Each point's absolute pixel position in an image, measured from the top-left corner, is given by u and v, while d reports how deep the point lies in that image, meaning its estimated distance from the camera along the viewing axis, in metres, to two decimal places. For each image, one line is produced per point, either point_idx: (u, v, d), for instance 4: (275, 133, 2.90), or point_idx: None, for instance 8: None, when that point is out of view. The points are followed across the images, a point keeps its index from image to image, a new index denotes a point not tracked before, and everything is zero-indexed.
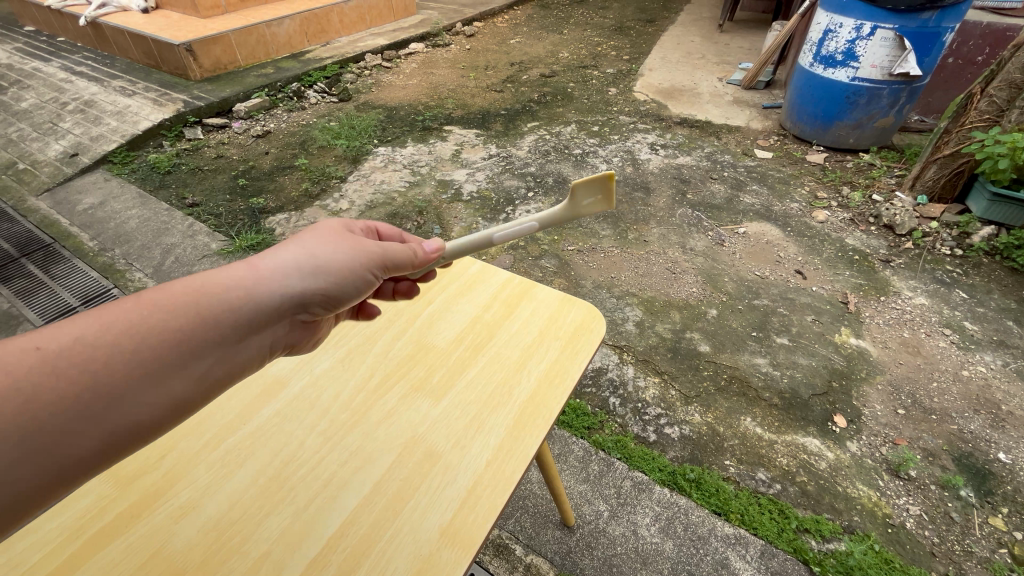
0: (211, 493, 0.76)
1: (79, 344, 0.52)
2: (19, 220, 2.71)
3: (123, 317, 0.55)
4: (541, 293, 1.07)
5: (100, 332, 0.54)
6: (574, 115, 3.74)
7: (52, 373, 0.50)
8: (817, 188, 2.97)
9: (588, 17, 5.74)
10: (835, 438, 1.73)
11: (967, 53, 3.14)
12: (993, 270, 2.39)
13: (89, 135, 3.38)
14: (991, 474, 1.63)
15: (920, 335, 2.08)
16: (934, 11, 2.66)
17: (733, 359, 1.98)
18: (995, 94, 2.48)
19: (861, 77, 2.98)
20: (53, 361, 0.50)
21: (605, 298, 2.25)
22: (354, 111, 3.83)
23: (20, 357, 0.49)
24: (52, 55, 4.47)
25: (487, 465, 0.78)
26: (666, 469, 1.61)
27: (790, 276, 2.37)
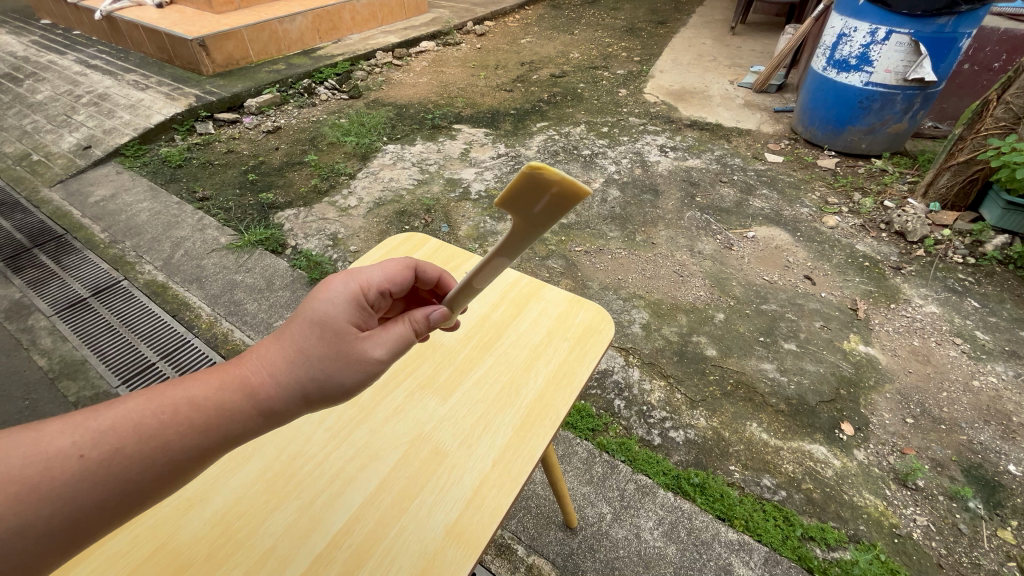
0: (219, 486, 0.76)
1: (110, 448, 0.52)
2: (32, 211, 2.74)
3: (143, 417, 0.55)
4: (548, 293, 1.06)
5: (122, 434, 0.53)
6: (584, 116, 3.73)
7: (77, 482, 0.50)
8: (827, 193, 2.94)
9: (599, 18, 5.73)
10: (841, 446, 1.71)
11: (983, 59, 3.10)
12: (1005, 279, 2.36)
13: (102, 128, 3.40)
14: (1001, 486, 1.61)
15: (931, 343, 2.05)
16: (952, 16, 2.62)
17: (740, 364, 1.97)
18: (1012, 101, 2.43)
19: (874, 82, 2.95)
20: (80, 473, 0.51)
21: (612, 300, 2.24)
22: (364, 108, 3.84)
23: (59, 465, 0.50)
24: (67, 49, 4.51)
25: (494, 464, 0.78)
26: (670, 474, 1.61)
27: (799, 281, 2.35)
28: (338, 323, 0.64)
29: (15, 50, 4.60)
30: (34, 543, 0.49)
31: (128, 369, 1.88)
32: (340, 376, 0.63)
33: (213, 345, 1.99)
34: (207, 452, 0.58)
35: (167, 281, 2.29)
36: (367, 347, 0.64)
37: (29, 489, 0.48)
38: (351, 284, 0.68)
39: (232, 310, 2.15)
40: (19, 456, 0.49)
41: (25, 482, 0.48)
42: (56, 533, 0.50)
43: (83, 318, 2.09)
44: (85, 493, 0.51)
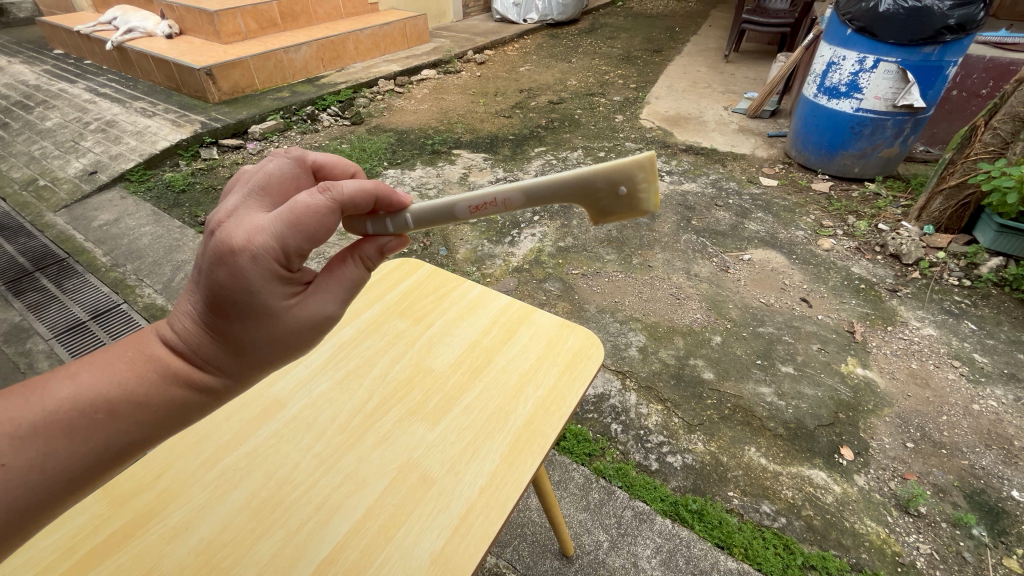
0: (204, 515, 0.76)
1: (38, 452, 0.54)
2: (36, 236, 2.78)
3: (77, 411, 0.57)
4: (539, 318, 1.07)
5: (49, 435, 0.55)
6: (581, 141, 3.80)
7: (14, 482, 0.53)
8: (822, 216, 2.97)
9: (596, 47, 5.89)
10: (841, 470, 1.69)
11: (971, 86, 3.18)
12: (1002, 301, 2.36)
13: (109, 154, 3.47)
14: (1005, 513, 1.58)
15: (929, 366, 2.05)
16: (937, 45, 2.70)
17: (738, 388, 1.96)
18: (999, 127, 2.49)
19: (865, 108, 3.01)
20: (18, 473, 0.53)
21: (609, 323, 2.24)
22: (365, 134, 3.93)
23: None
24: (78, 78, 4.64)
25: (480, 491, 0.77)
26: (667, 499, 1.59)
27: (796, 303, 2.36)
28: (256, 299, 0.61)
29: (28, 78, 4.72)
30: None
31: None
32: (268, 346, 0.65)
33: None
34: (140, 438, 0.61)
35: (166, 304, 2.31)
36: (299, 314, 0.66)
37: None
38: (262, 249, 0.59)
39: None
40: None
41: None
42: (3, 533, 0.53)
43: (81, 341, 2.10)
44: (30, 489, 0.54)
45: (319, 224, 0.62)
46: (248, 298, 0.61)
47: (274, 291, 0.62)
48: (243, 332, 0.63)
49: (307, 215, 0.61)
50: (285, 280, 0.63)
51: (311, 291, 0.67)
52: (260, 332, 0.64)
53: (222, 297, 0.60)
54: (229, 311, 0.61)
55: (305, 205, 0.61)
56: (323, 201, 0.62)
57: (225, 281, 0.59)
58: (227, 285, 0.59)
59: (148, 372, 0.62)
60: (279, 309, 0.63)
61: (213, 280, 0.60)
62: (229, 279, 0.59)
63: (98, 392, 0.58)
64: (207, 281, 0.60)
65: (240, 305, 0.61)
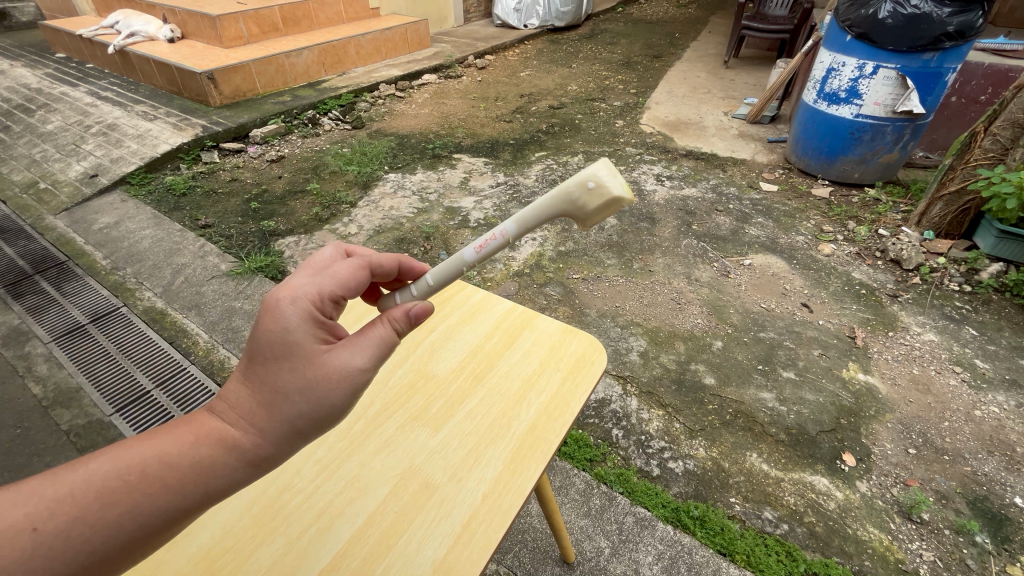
0: (205, 521, 0.76)
1: (70, 517, 0.50)
2: (36, 238, 2.78)
3: (106, 478, 0.52)
4: (542, 323, 1.06)
5: (84, 500, 0.51)
6: (582, 146, 3.81)
7: (32, 558, 0.47)
8: (822, 222, 2.98)
9: (596, 52, 5.91)
10: (844, 477, 1.68)
11: (970, 92, 3.19)
12: (1003, 307, 2.36)
13: (110, 157, 3.47)
14: (1008, 520, 1.58)
15: (930, 372, 2.04)
16: (936, 52, 2.71)
17: (739, 393, 1.95)
18: (999, 133, 2.49)
19: (864, 114, 3.02)
20: (39, 549, 0.48)
21: (610, 327, 2.24)
22: (366, 138, 3.93)
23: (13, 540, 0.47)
24: (80, 81, 4.65)
25: (483, 498, 0.77)
26: (669, 505, 1.58)
27: (797, 308, 2.36)
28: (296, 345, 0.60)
29: (30, 81, 4.73)
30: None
31: (122, 397, 1.88)
32: (313, 402, 0.59)
33: (210, 373, 1.99)
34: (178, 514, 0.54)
35: (166, 308, 2.30)
36: (336, 365, 0.60)
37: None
38: (303, 298, 0.62)
39: (230, 337, 2.16)
40: None
41: None
42: None
43: (80, 345, 2.09)
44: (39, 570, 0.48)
45: (356, 285, 0.68)
46: (281, 347, 0.59)
47: (305, 336, 0.60)
48: (284, 383, 0.59)
49: (344, 271, 0.67)
50: (321, 331, 0.63)
51: (352, 342, 0.62)
52: (297, 390, 0.59)
53: (266, 349, 0.60)
54: (267, 364, 0.59)
55: (347, 271, 0.68)
56: (361, 270, 0.70)
57: (268, 335, 0.60)
58: (268, 337, 0.60)
59: (186, 439, 0.56)
60: (318, 357, 0.60)
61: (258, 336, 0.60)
62: (273, 331, 0.60)
63: (128, 460, 0.53)
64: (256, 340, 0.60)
65: (275, 356, 0.59)
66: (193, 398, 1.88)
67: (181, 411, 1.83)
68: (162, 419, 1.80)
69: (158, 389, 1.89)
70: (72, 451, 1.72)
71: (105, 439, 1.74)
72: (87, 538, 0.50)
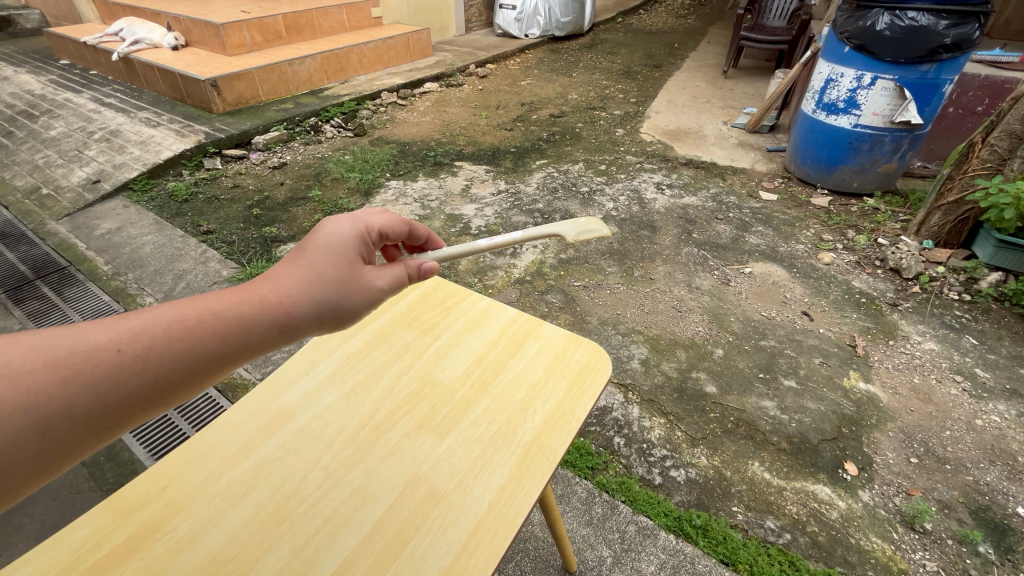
0: (210, 528, 0.75)
1: (145, 345, 0.59)
2: (38, 244, 2.78)
3: (173, 320, 0.61)
4: (547, 331, 1.07)
5: (156, 333, 0.60)
6: (582, 154, 3.83)
7: (110, 371, 0.56)
8: (822, 230, 2.99)
9: (596, 62, 5.97)
10: (846, 486, 1.68)
11: (967, 103, 3.23)
12: (1002, 316, 2.37)
13: (112, 163, 3.49)
14: (1011, 530, 1.57)
15: (931, 381, 2.05)
16: (934, 63, 2.74)
17: (740, 401, 1.95)
18: (996, 144, 2.52)
19: (863, 124, 3.04)
20: (114, 365, 0.57)
21: (611, 335, 2.24)
22: (368, 146, 3.96)
23: (103, 354, 0.56)
24: (83, 88, 4.68)
25: (490, 506, 0.77)
26: (671, 515, 1.57)
27: (797, 317, 2.36)
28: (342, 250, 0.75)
29: (33, 88, 4.76)
30: (79, 426, 0.55)
31: None
32: (345, 294, 0.73)
33: None
34: (222, 359, 0.64)
35: None
36: (370, 277, 0.75)
37: (76, 371, 0.54)
38: (357, 225, 0.78)
39: None
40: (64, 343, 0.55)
41: (63, 358, 0.54)
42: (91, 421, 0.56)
43: None
44: (106, 384, 0.56)
45: (399, 233, 0.87)
46: (329, 249, 0.74)
47: (351, 248, 0.76)
48: (326, 273, 0.72)
49: (387, 219, 0.84)
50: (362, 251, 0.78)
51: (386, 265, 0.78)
52: (335, 281, 0.72)
53: (315, 250, 0.73)
54: (313, 258, 0.72)
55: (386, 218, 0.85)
56: (400, 221, 0.87)
57: (321, 243, 0.74)
58: (320, 244, 0.74)
59: (233, 299, 0.65)
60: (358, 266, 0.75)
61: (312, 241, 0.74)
62: (325, 240, 0.74)
63: (191, 309, 0.63)
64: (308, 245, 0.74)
65: (322, 253, 0.73)
66: (194, 404, 1.88)
67: (182, 417, 1.83)
68: (162, 425, 1.80)
69: None
70: None
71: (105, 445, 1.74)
72: (158, 365, 0.59)
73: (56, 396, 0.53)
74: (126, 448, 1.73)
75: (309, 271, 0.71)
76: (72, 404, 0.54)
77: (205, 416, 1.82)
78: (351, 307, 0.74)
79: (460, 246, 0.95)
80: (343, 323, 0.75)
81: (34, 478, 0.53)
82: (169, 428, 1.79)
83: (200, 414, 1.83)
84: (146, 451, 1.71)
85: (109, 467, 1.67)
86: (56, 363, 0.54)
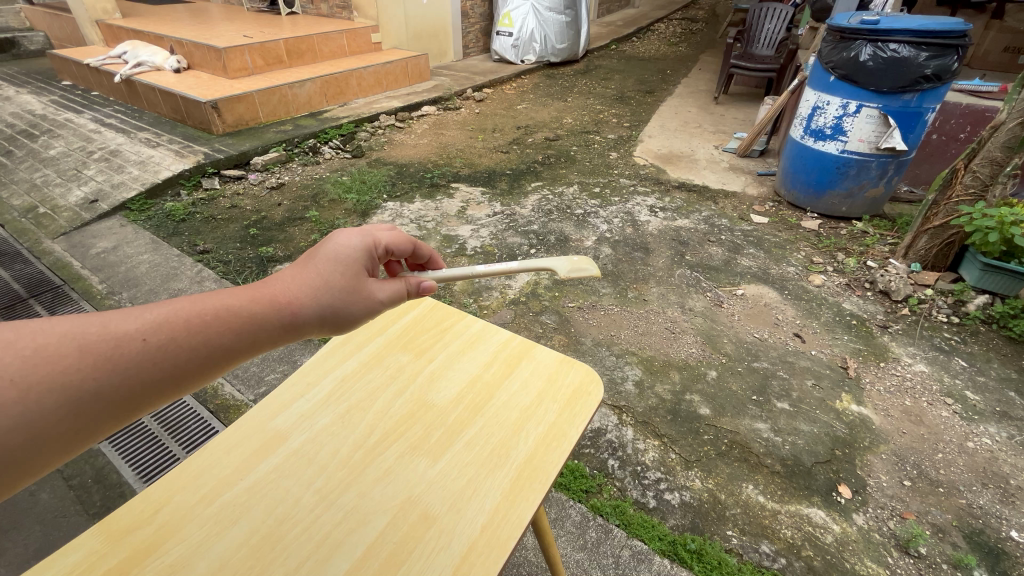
0: (202, 552, 0.75)
1: (166, 336, 0.61)
2: (32, 262, 2.78)
3: (188, 313, 0.63)
4: (540, 354, 1.08)
5: (174, 327, 0.62)
6: (577, 177, 3.90)
7: (130, 360, 0.58)
8: (812, 253, 3.04)
9: (591, 87, 6.11)
10: (840, 509, 1.68)
11: (950, 130, 3.33)
12: (991, 339, 2.40)
13: (111, 183, 3.51)
14: (1005, 554, 1.57)
15: (922, 403, 2.06)
16: (915, 92, 2.84)
17: (734, 424, 1.96)
18: (978, 170, 2.60)
19: (850, 150, 3.12)
20: (137, 354, 0.59)
21: (605, 356, 2.25)
22: (366, 167, 4.01)
23: (125, 344, 0.58)
24: (84, 108, 4.73)
25: (482, 529, 0.77)
26: (666, 539, 1.56)
27: (789, 339, 2.39)
28: (352, 261, 0.79)
29: (35, 108, 4.81)
30: (101, 409, 0.57)
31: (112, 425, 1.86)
32: (348, 302, 0.77)
33: (202, 400, 1.97)
34: (230, 355, 0.66)
35: None
36: (373, 289, 0.80)
37: (103, 357, 0.57)
38: (367, 238, 0.82)
39: None
40: (90, 328, 0.57)
41: (89, 345, 0.56)
42: (109, 410, 0.58)
43: None
44: (121, 373, 0.58)
45: (406, 248, 0.91)
46: (338, 259, 0.78)
47: (358, 260, 0.80)
48: (333, 281, 0.76)
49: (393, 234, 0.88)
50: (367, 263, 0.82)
51: (389, 280, 0.83)
52: (341, 289, 0.76)
53: (325, 257, 0.77)
54: (322, 265, 0.76)
55: (393, 233, 0.88)
56: (408, 236, 0.91)
57: (331, 252, 0.78)
58: (330, 253, 0.78)
59: (246, 296, 0.68)
60: (363, 277, 0.79)
61: (323, 250, 0.78)
62: (335, 249, 0.78)
63: (206, 305, 0.65)
64: (320, 252, 0.78)
65: (331, 262, 0.77)
66: (185, 426, 1.86)
67: (172, 439, 1.81)
68: (152, 447, 1.78)
69: (149, 417, 1.88)
70: (59, 480, 1.69)
71: (92, 467, 1.72)
72: (176, 355, 0.61)
73: (83, 378, 0.56)
74: (114, 471, 1.71)
75: (316, 278, 0.75)
76: (98, 386, 0.56)
77: (195, 438, 1.81)
78: (354, 315, 0.78)
79: (460, 269, 0.97)
80: (344, 328, 0.78)
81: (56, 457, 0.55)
82: (159, 450, 1.77)
83: (191, 436, 1.82)
84: (135, 474, 1.69)
85: (96, 489, 1.65)
86: (86, 348, 0.56)
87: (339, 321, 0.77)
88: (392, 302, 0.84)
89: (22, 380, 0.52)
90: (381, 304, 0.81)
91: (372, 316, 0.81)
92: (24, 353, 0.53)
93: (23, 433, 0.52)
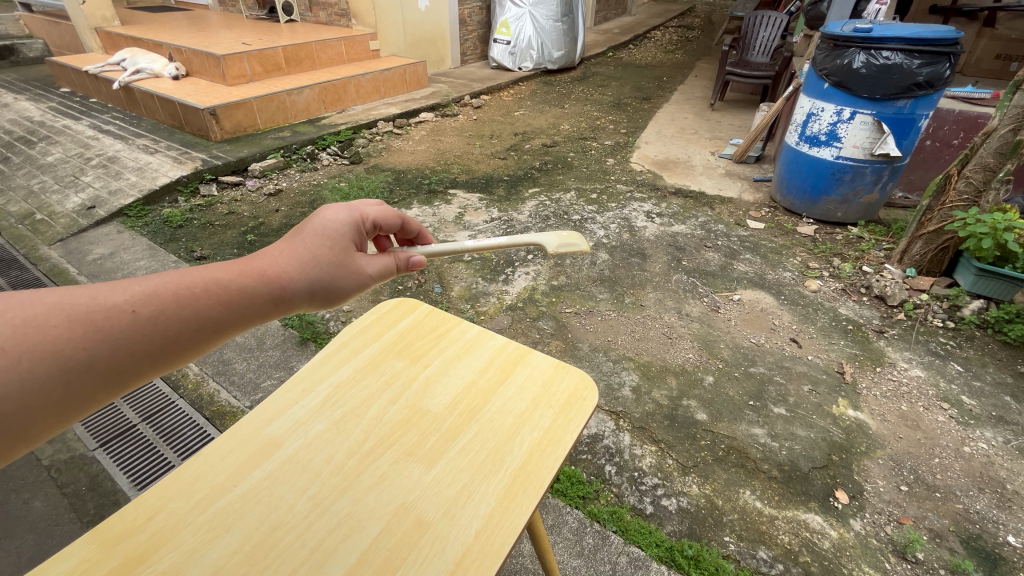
0: (195, 559, 0.75)
1: (156, 308, 0.62)
2: (29, 269, 2.78)
3: (178, 284, 0.64)
4: (535, 359, 1.08)
5: (164, 300, 0.63)
6: (574, 183, 3.91)
7: (122, 331, 0.59)
8: (808, 258, 3.06)
9: (588, 94, 6.15)
10: (837, 514, 1.67)
11: (943, 136, 3.36)
12: (986, 343, 2.41)
13: (108, 189, 3.51)
14: (1002, 559, 1.57)
15: (919, 408, 2.06)
16: (909, 99, 2.86)
17: (731, 429, 1.96)
18: (971, 176, 2.62)
19: (844, 156, 3.14)
20: (129, 325, 0.60)
21: (602, 362, 2.25)
22: (363, 173, 4.02)
23: (117, 315, 0.59)
24: (82, 115, 4.74)
25: (477, 535, 0.77)
26: (663, 545, 1.55)
27: (786, 344, 2.39)
28: (340, 235, 0.81)
29: (33, 115, 4.82)
30: (94, 380, 0.58)
31: (107, 432, 1.85)
32: (336, 274, 0.80)
33: (198, 407, 1.97)
34: (221, 327, 0.68)
35: None
36: (362, 264, 0.83)
37: (96, 328, 0.58)
38: (354, 213, 0.85)
39: (220, 369, 2.14)
40: (81, 298, 0.57)
41: (79, 316, 0.57)
42: (103, 380, 0.59)
43: None
44: (113, 344, 0.59)
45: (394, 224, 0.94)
46: (326, 234, 0.80)
47: (345, 233, 0.83)
48: (322, 254, 0.79)
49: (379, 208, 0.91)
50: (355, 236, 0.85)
51: (377, 255, 0.87)
52: (330, 264, 0.79)
53: (314, 231, 0.80)
54: (311, 239, 0.79)
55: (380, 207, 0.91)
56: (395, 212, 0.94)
57: (319, 225, 0.81)
58: (318, 226, 0.81)
59: (236, 270, 0.70)
60: (351, 250, 0.82)
61: (312, 222, 0.81)
62: (324, 223, 0.81)
63: (196, 278, 0.66)
64: (308, 226, 0.80)
65: (318, 236, 0.80)
66: (180, 433, 1.86)
67: (168, 446, 1.80)
68: (147, 454, 1.77)
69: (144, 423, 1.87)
70: (53, 488, 1.68)
71: (87, 475, 1.71)
72: (167, 327, 0.63)
73: (74, 348, 0.56)
74: (109, 478, 1.70)
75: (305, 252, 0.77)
76: (93, 358, 0.58)
77: (191, 446, 1.80)
78: (343, 288, 0.80)
79: (449, 245, 0.98)
80: (333, 302, 0.81)
81: (48, 427, 0.56)
82: (154, 457, 1.77)
83: (186, 443, 1.81)
84: (130, 481, 1.69)
85: (90, 497, 1.64)
86: (75, 318, 0.57)
87: (328, 294, 0.79)
88: (379, 276, 0.87)
89: (15, 351, 0.52)
90: (367, 276, 0.84)
91: (358, 290, 0.84)
92: (14, 322, 0.53)
93: (14, 403, 0.52)
